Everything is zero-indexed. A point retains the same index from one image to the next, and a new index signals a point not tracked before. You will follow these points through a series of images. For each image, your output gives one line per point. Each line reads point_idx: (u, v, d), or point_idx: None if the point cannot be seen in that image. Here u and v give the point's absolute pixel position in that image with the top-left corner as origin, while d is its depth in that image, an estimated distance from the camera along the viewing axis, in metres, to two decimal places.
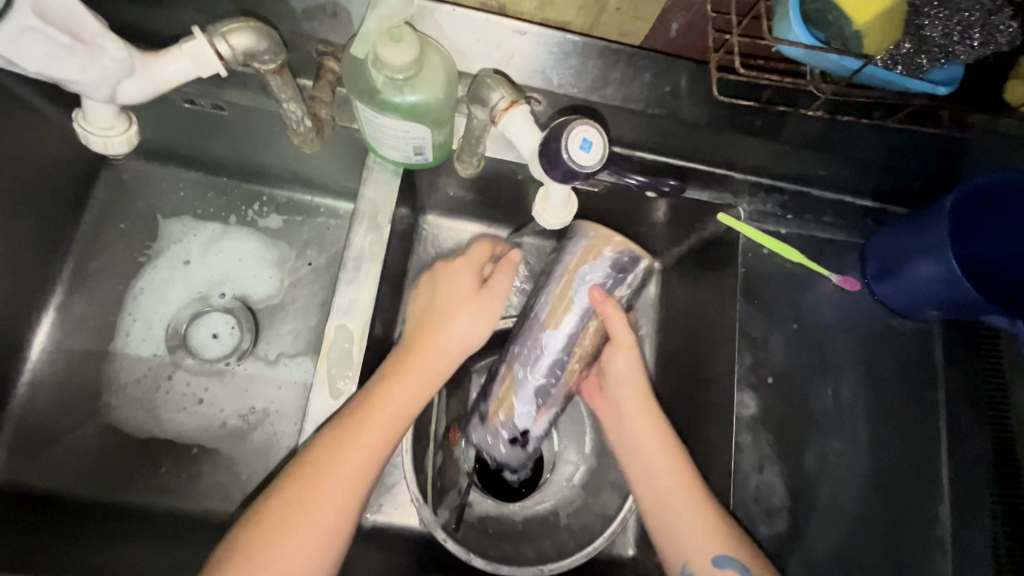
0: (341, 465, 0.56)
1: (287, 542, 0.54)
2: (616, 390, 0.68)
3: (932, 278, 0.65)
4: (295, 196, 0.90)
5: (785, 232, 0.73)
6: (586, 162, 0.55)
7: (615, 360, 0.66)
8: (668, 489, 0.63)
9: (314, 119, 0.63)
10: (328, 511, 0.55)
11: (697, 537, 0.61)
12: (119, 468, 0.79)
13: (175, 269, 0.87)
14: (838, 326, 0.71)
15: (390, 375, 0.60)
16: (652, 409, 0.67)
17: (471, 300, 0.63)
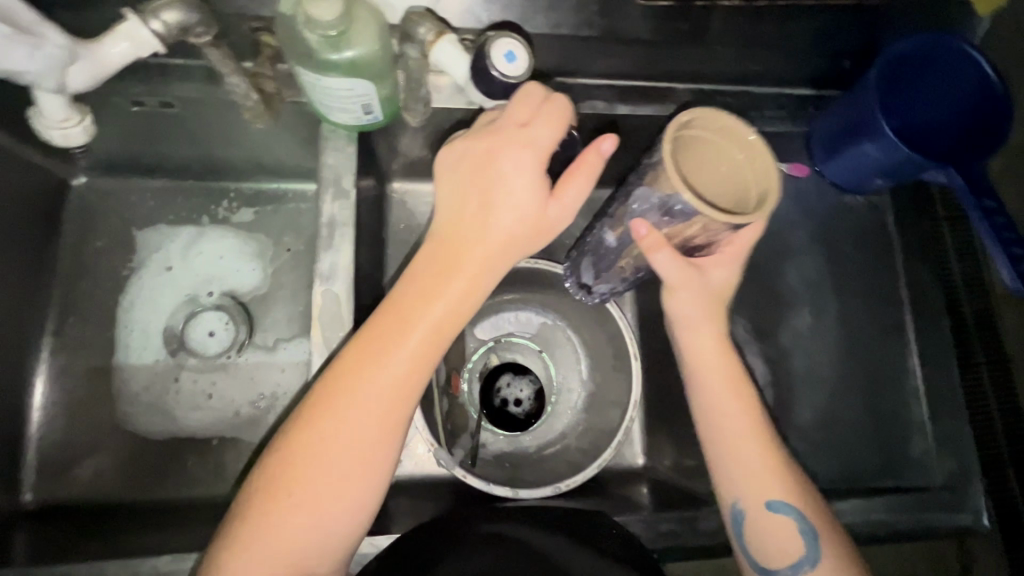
0: (369, 396, 0.54)
1: (314, 470, 0.54)
2: (683, 337, 0.63)
3: (872, 151, 0.68)
4: (261, 186, 0.92)
5: (731, 133, 0.76)
6: (512, 74, 0.58)
7: (679, 304, 0.61)
8: (728, 425, 0.62)
9: (261, 92, 0.65)
10: (369, 428, 0.54)
11: (756, 478, 0.60)
12: (148, 470, 0.83)
13: (160, 277, 0.89)
14: (793, 214, 0.76)
15: (425, 276, 0.55)
16: (727, 353, 0.62)
17: (517, 200, 0.54)
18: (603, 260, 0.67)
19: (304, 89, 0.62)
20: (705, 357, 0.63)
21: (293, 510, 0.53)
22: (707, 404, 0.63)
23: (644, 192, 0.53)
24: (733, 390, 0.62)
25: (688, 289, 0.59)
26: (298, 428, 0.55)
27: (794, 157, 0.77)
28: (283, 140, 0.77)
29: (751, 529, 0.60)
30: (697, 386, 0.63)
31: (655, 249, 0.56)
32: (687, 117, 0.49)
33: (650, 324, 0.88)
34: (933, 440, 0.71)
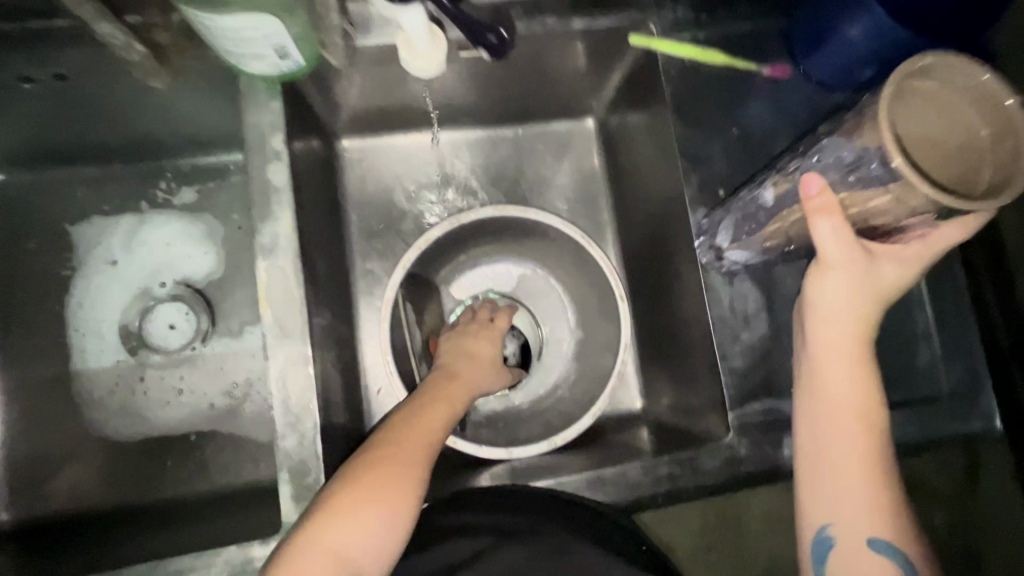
0: (414, 463, 0.56)
1: (351, 534, 0.52)
2: (812, 324, 0.54)
3: (861, 38, 0.60)
4: (199, 161, 0.84)
5: (703, 37, 0.68)
6: None
7: (823, 288, 0.52)
8: (834, 437, 0.54)
9: (147, 43, 0.58)
10: (400, 484, 0.55)
11: (863, 510, 0.53)
12: (126, 474, 0.79)
13: (105, 273, 0.82)
14: (777, 122, 0.68)
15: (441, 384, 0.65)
16: (862, 364, 0.54)
17: (488, 347, 0.72)
18: (748, 226, 0.60)
19: (204, 37, 0.53)
20: (833, 360, 0.54)
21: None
22: (821, 419, 0.55)
23: (834, 140, 0.49)
24: (863, 405, 0.54)
25: (844, 271, 0.50)
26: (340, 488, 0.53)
27: (775, 56, 0.69)
28: (206, 104, 0.69)
29: (839, 560, 0.53)
30: (812, 394, 0.55)
31: (823, 217, 0.49)
32: (927, 61, 0.41)
33: (634, 261, 0.82)
34: (939, 349, 0.67)
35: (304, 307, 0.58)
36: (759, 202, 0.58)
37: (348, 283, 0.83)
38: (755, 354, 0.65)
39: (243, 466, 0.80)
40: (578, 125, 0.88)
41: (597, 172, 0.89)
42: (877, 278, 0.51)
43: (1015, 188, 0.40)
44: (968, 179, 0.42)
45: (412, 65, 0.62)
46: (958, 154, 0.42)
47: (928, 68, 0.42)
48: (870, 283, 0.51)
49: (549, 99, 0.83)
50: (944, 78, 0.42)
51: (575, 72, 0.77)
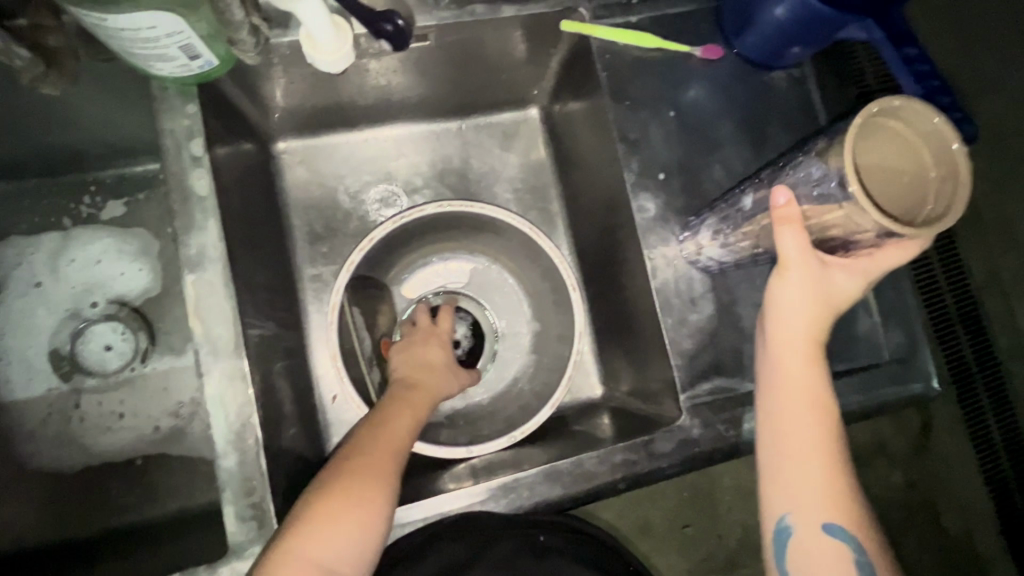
0: (390, 483, 0.55)
1: (328, 548, 0.51)
2: (774, 325, 0.56)
3: (789, 17, 0.61)
4: (124, 172, 0.79)
5: (636, 20, 0.68)
6: None
7: (783, 291, 0.53)
8: (794, 428, 0.55)
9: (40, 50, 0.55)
10: (369, 495, 0.54)
11: (821, 496, 0.54)
12: (65, 507, 0.74)
13: (29, 295, 0.77)
14: (712, 102, 0.69)
15: (401, 394, 0.63)
16: (816, 363, 0.55)
17: (439, 351, 0.70)
18: (726, 227, 0.60)
19: (104, 38, 0.50)
20: (792, 351, 0.56)
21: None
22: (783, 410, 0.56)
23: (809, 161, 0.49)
24: (820, 396, 0.55)
25: (800, 276, 0.51)
26: (317, 503, 0.52)
27: (707, 36, 0.69)
28: (122, 111, 0.65)
29: (798, 548, 0.54)
30: (774, 385, 0.57)
31: (784, 225, 0.50)
32: (895, 104, 0.42)
33: (585, 249, 0.82)
34: (879, 317, 0.69)
35: (239, 319, 0.56)
36: (738, 205, 0.59)
37: (294, 289, 0.80)
38: (702, 333, 0.65)
39: (194, 488, 0.76)
40: (523, 115, 0.87)
41: (545, 162, 0.88)
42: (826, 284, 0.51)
43: (948, 222, 0.41)
44: (909, 212, 0.43)
45: (319, 62, 0.60)
46: (902, 186, 0.43)
47: (896, 109, 0.42)
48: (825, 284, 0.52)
49: (490, 90, 0.81)
50: (906, 119, 0.43)
51: (511, 61, 0.76)
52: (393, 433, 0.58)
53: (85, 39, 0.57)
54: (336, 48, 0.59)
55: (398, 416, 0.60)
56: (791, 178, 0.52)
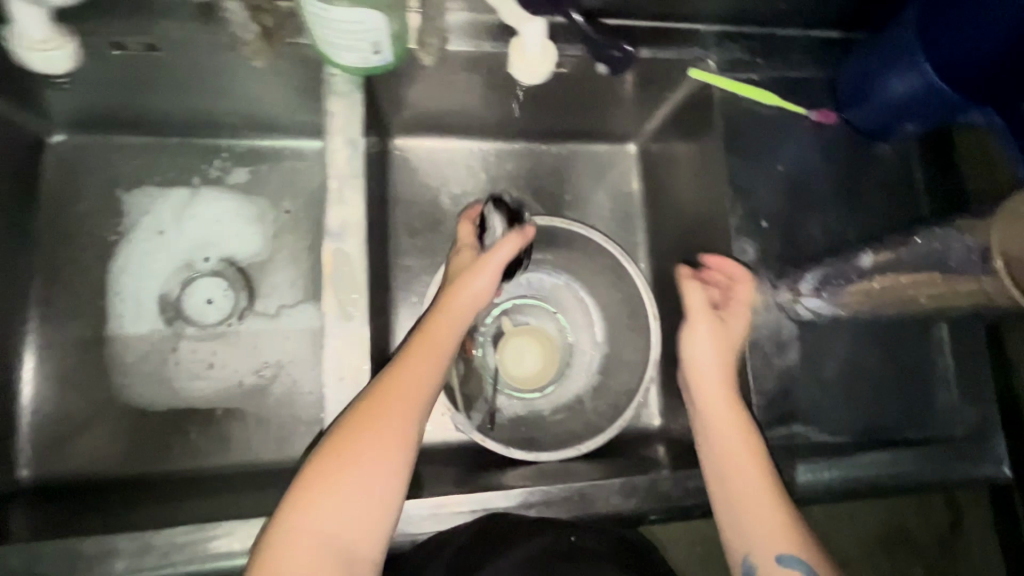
0: (399, 435, 0.57)
1: (330, 507, 0.54)
2: (689, 359, 0.68)
3: (907, 93, 0.65)
4: (255, 144, 0.86)
5: (757, 78, 0.72)
6: None
7: (693, 335, 0.68)
8: (738, 453, 0.62)
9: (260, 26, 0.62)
10: (378, 445, 0.56)
11: (770, 530, 0.59)
12: (149, 441, 0.78)
13: (152, 241, 0.83)
14: (819, 163, 0.72)
15: (419, 335, 0.63)
16: (728, 393, 0.65)
17: (462, 259, 0.70)
18: (835, 281, 0.64)
19: (307, 24, 0.55)
20: (712, 395, 0.65)
21: (297, 570, 0.51)
22: (722, 451, 0.63)
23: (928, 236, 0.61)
24: (744, 434, 0.62)
25: (704, 325, 0.66)
26: (330, 450, 0.55)
27: (821, 102, 0.74)
28: (281, 90, 0.72)
29: None
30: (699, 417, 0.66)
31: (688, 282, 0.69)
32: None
33: (667, 282, 0.86)
34: (957, 391, 0.70)
35: (367, 292, 0.61)
36: (856, 263, 0.63)
37: (388, 276, 0.85)
38: (783, 379, 0.67)
39: (268, 445, 0.80)
40: (620, 148, 0.92)
41: (635, 196, 0.92)
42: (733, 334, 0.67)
43: None
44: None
45: (517, 72, 0.66)
46: None
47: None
48: (728, 338, 0.67)
49: (598, 121, 0.86)
50: None
51: (629, 98, 0.80)
52: (388, 396, 0.58)
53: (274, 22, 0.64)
54: (538, 62, 0.65)
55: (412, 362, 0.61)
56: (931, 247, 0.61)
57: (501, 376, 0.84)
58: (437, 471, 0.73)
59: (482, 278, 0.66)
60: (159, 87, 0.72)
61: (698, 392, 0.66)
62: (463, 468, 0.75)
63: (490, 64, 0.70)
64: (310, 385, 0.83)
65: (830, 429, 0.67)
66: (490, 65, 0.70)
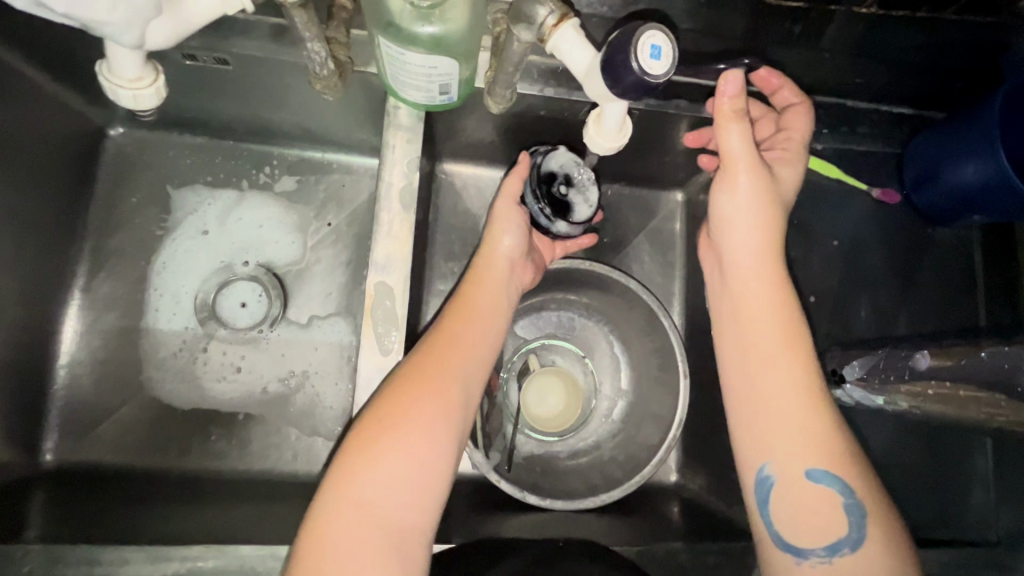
0: (462, 365, 0.61)
1: (401, 418, 0.56)
2: (733, 233, 0.63)
3: (977, 181, 0.63)
4: (305, 154, 0.87)
5: (820, 148, 0.69)
6: (654, 72, 0.47)
7: (731, 195, 0.62)
8: (769, 352, 0.59)
9: (336, 62, 0.58)
10: (445, 372, 0.60)
11: (801, 442, 0.56)
12: (169, 439, 0.79)
13: (195, 240, 0.85)
14: (874, 241, 0.70)
15: (477, 280, 0.69)
16: (774, 278, 0.62)
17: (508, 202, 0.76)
18: (884, 375, 0.58)
19: (379, 61, 0.56)
20: (750, 293, 0.62)
21: (373, 467, 0.54)
22: (749, 356, 0.61)
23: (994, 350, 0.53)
24: (782, 331, 0.60)
25: (744, 179, 0.61)
26: (405, 373, 0.59)
27: (883, 180, 0.71)
28: (342, 108, 0.73)
29: (781, 496, 0.56)
30: (737, 320, 0.63)
31: (728, 125, 0.59)
32: None
33: (702, 340, 0.83)
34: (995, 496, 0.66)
35: (404, 330, 0.61)
36: (911, 362, 0.57)
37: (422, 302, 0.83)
38: None
39: (285, 456, 0.80)
40: (667, 196, 0.90)
41: (678, 244, 0.90)
42: (779, 186, 0.63)
43: None
44: None
45: (592, 144, 0.57)
46: None
47: None
48: (771, 190, 0.62)
49: (648, 168, 0.84)
50: None
51: (679, 153, 0.80)
52: (431, 362, 0.60)
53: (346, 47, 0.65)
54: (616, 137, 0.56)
55: (474, 303, 0.67)
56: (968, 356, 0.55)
57: (522, 415, 0.83)
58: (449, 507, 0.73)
59: (510, 234, 0.71)
60: (223, 94, 0.73)
61: (737, 293, 0.63)
62: (473, 506, 0.75)
63: (549, 107, 0.69)
64: (332, 399, 0.82)
65: None
66: (549, 108, 0.70)
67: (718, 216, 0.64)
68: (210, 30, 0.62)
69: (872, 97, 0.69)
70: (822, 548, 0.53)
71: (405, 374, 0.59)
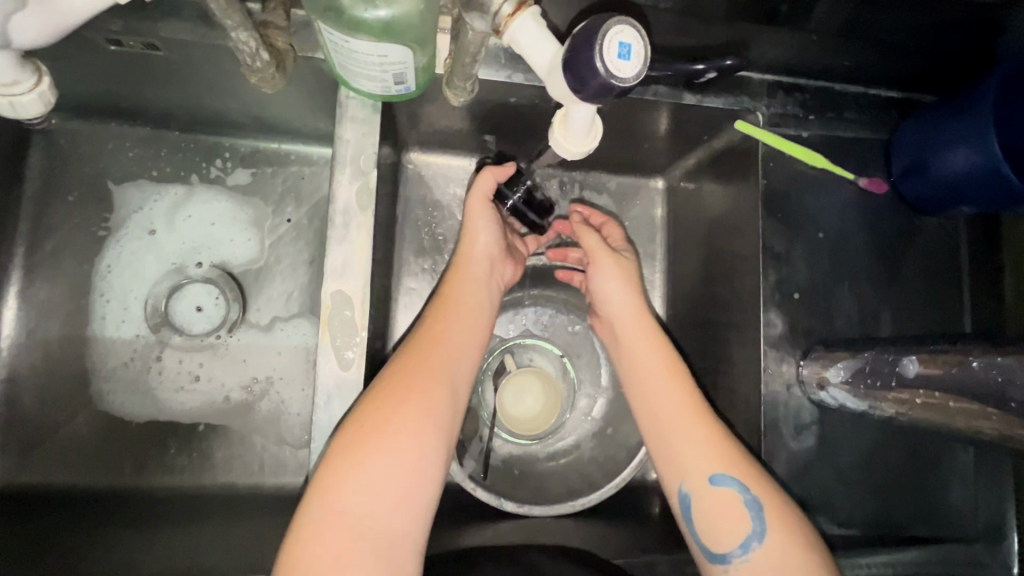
0: (448, 366, 0.58)
1: (383, 426, 0.53)
2: (609, 306, 0.69)
3: (966, 169, 0.59)
4: (259, 144, 0.80)
5: (807, 135, 0.66)
6: (626, 73, 0.43)
7: (602, 277, 0.70)
8: (655, 382, 0.63)
9: (271, 51, 0.52)
10: (429, 375, 0.57)
11: (698, 451, 0.58)
12: (124, 454, 0.75)
13: (142, 241, 0.78)
14: (860, 231, 0.66)
15: (456, 278, 0.65)
16: (648, 321, 0.67)
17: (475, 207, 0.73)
18: (869, 380, 0.56)
19: (324, 50, 0.50)
20: (630, 331, 0.67)
21: (355, 478, 0.51)
22: (642, 388, 0.64)
23: (987, 361, 0.48)
24: (663, 363, 0.64)
25: (609, 263, 0.70)
26: (387, 380, 0.55)
27: (870, 168, 0.68)
28: (292, 96, 0.66)
29: (698, 511, 0.57)
30: (630, 362, 0.66)
31: (585, 232, 0.71)
32: None
33: (684, 335, 0.80)
34: (976, 491, 0.66)
35: (367, 338, 0.57)
36: (899, 369, 0.54)
37: (390, 302, 0.78)
38: (795, 466, 0.63)
39: (250, 468, 0.76)
40: (646, 183, 0.85)
41: (659, 233, 0.86)
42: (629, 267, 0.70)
43: None
44: None
45: (561, 149, 0.52)
46: None
47: None
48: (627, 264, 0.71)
49: (626, 155, 0.80)
50: None
51: (658, 140, 0.75)
52: (416, 364, 0.57)
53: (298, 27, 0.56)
54: (587, 141, 0.51)
55: (456, 301, 0.63)
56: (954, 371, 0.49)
57: (498, 418, 0.79)
58: None
59: (485, 228, 0.67)
60: (159, 82, 0.66)
61: (624, 339, 0.68)
62: (447, 516, 0.72)
63: (519, 93, 0.64)
64: (298, 405, 0.78)
65: (841, 521, 0.63)
66: (518, 94, 0.64)
67: (595, 294, 0.71)
68: (132, 12, 0.55)
69: (861, 79, 0.67)
70: (738, 548, 0.54)
71: (386, 381, 0.56)
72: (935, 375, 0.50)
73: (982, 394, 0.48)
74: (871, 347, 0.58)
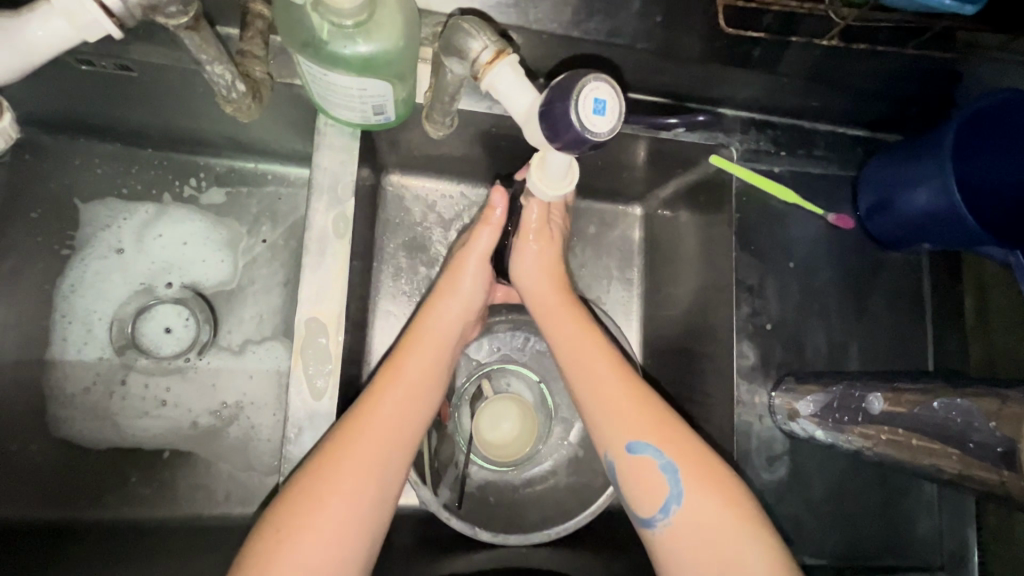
0: (385, 456, 0.53)
1: (303, 529, 0.49)
2: (525, 288, 0.68)
3: (927, 207, 0.61)
4: (235, 164, 0.79)
5: (778, 170, 0.68)
6: (599, 129, 0.43)
7: (522, 259, 0.67)
8: (585, 361, 0.62)
9: (247, 81, 0.52)
10: (360, 467, 0.52)
11: (620, 421, 0.58)
12: (83, 482, 0.72)
13: (108, 260, 0.76)
14: (827, 264, 0.68)
15: (404, 348, 0.59)
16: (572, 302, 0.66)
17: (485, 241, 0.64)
18: (838, 415, 0.58)
19: (302, 79, 0.50)
20: (559, 318, 0.66)
21: None
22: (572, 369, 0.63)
23: (947, 401, 0.48)
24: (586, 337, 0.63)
25: (532, 246, 0.66)
26: (313, 473, 0.51)
27: (838, 205, 0.70)
28: (269, 119, 0.66)
29: (621, 480, 0.57)
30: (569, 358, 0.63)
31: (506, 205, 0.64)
32: None
33: (660, 362, 0.81)
34: (940, 520, 0.67)
35: (340, 366, 0.56)
36: (865, 406, 0.55)
37: (367, 326, 0.77)
38: (766, 496, 0.64)
39: (216, 497, 0.74)
40: (626, 210, 0.86)
41: (637, 260, 0.87)
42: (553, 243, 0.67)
43: None
44: None
45: (536, 190, 0.53)
46: None
47: None
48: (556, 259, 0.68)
49: (605, 183, 0.81)
50: None
51: (637, 169, 0.76)
52: (341, 459, 0.52)
53: (276, 60, 0.55)
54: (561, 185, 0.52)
55: (401, 375, 0.57)
56: (921, 411, 0.50)
57: (474, 443, 0.78)
58: (394, 550, 0.69)
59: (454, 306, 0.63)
60: (130, 102, 0.65)
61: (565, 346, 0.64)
62: (419, 546, 0.71)
63: (500, 122, 0.64)
64: (268, 432, 0.76)
65: (811, 551, 0.64)
66: (498, 123, 0.65)
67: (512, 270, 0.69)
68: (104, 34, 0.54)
69: (831, 118, 0.69)
70: (656, 509, 0.55)
71: (313, 476, 0.51)
72: (903, 413, 0.51)
73: (943, 433, 0.48)
74: (841, 380, 0.60)
